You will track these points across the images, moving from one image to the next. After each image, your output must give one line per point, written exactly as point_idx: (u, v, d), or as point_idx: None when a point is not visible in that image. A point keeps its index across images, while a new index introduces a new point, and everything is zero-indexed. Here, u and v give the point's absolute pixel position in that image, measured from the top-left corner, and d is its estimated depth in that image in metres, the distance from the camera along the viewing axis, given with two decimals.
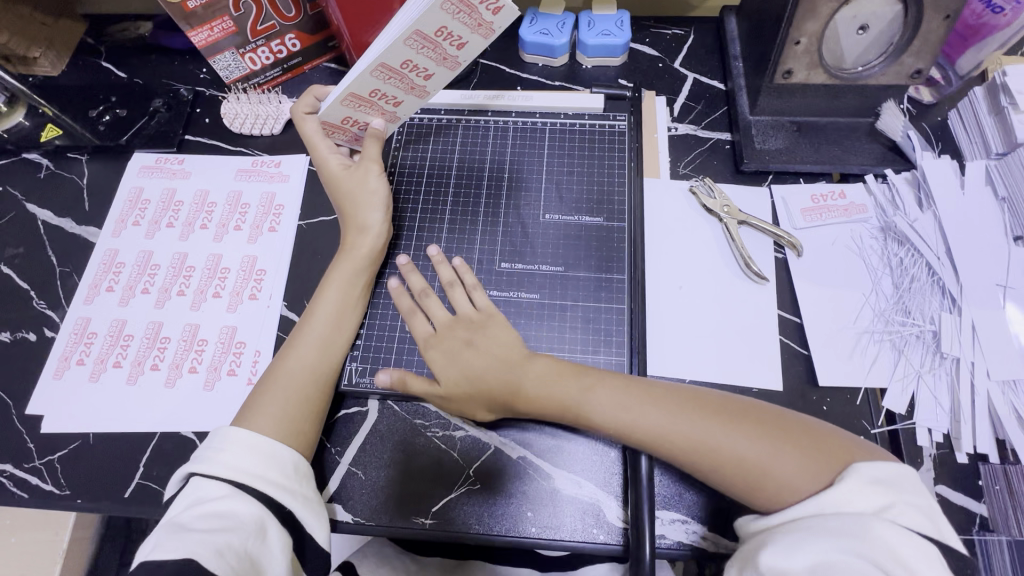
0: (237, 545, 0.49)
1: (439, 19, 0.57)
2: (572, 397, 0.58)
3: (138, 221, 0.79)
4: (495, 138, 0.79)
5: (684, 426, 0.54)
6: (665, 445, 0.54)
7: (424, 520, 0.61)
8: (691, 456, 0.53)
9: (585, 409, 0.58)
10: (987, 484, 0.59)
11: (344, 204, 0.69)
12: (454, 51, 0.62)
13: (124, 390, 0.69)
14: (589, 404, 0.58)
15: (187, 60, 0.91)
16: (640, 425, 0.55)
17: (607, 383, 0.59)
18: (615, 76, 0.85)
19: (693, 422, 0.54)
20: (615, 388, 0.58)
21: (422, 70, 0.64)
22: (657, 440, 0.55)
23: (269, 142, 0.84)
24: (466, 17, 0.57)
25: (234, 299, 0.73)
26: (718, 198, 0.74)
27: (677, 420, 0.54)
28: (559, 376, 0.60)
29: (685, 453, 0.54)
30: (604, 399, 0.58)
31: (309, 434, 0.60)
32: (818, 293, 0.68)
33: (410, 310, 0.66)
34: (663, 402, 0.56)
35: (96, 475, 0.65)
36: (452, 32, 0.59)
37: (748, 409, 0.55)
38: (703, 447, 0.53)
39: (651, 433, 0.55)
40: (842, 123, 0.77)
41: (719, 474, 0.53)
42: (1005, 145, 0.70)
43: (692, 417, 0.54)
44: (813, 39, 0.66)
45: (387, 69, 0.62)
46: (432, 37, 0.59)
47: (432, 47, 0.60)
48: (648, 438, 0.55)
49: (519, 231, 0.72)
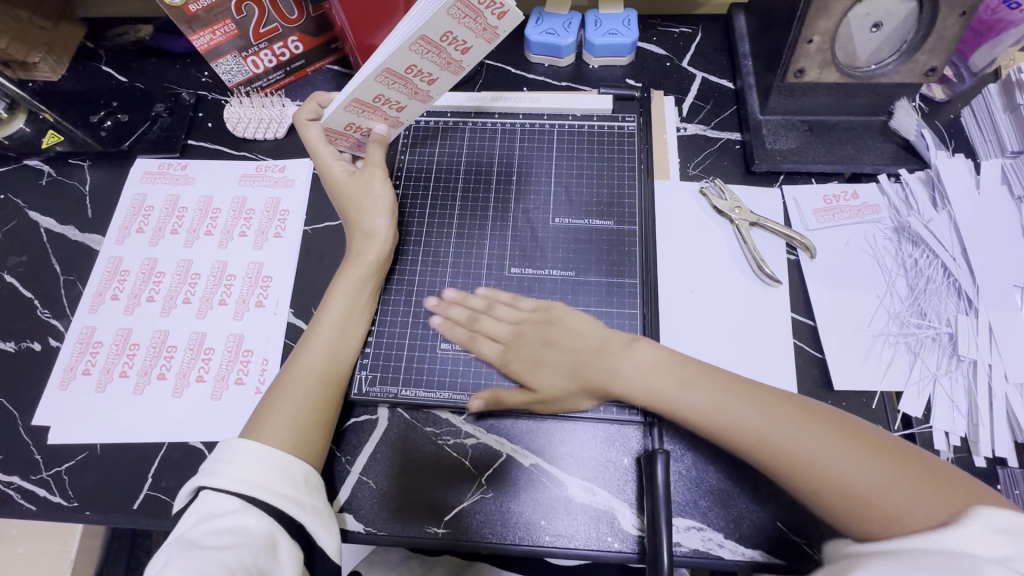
0: (249, 563, 0.48)
1: (445, 24, 0.56)
2: (668, 391, 0.56)
3: (142, 227, 0.78)
4: (503, 140, 0.78)
5: (777, 430, 0.51)
6: (751, 445, 0.52)
7: (437, 530, 0.60)
8: (778, 463, 0.50)
9: (671, 398, 0.56)
10: (1006, 489, 0.58)
11: (350, 210, 0.68)
12: (458, 56, 0.61)
13: (130, 400, 0.68)
14: (677, 393, 0.56)
15: (189, 64, 0.90)
16: (729, 422, 0.53)
17: (708, 380, 0.56)
18: (623, 76, 0.84)
19: (792, 428, 0.51)
20: (716, 384, 0.55)
21: (426, 76, 0.63)
22: (742, 438, 0.52)
23: (273, 147, 0.83)
24: (471, 21, 0.57)
25: (241, 307, 0.73)
26: (729, 199, 0.73)
27: (771, 422, 0.52)
28: (651, 366, 0.58)
29: (772, 458, 0.51)
30: (694, 390, 0.56)
31: (319, 444, 0.60)
32: (832, 295, 0.68)
33: (472, 332, 0.65)
34: (762, 402, 0.53)
35: (105, 487, 0.64)
36: (456, 37, 0.58)
37: (863, 427, 0.51)
38: (796, 453, 0.50)
39: (738, 430, 0.52)
40: (854, 122, 0.76)
41: (817, 489, 0.48)
42: (1021, 143, 0.69)
43: (790, 421, 0.51)
44: (825, 38, 0.65)
45: (392, 74, 0.61)
46: (437, 42, 0.59)
47: (437, 52, 0.60)
48: (732, 434, 0.53)
49: (528, 235, 0.71)
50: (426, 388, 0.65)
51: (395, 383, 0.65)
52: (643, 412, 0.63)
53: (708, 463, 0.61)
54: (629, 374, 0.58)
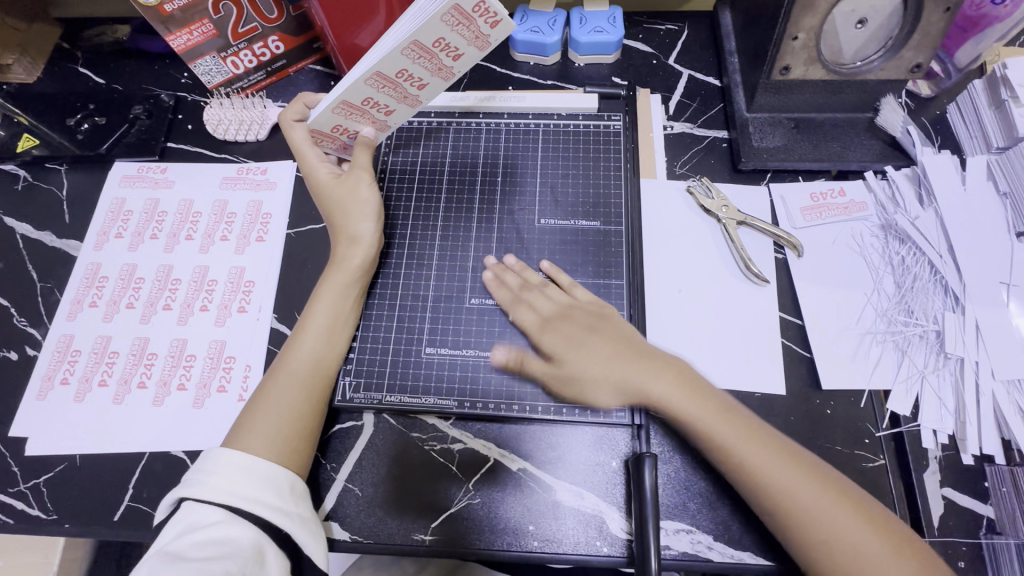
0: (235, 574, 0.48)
1: (437, 31, 0.55)
2: (727, 438, 0.55)
3: (121, 233, 0.77)
4: (488, 140, 0.77)
5: (820, 506, 0.51)
6: (789, 513, 0.51)
7: (424, 537, 0.59)
8: (804, 537, 0.51)
9: (727, 444, 0.55)
10: (993, 486, 0.58)
11: (334, 213, 0.67)
12: (450, 61, 0.60)
13: (110, 410, 0.67)
14: (735, 443, 0.54)
15: (168, 65, 0.88)
16: (775, 483, 0.52)
17: (768, 442, 0.55)
18: (609, 74, 0.83)
19: (837, 511, 0.51)
20: (776, 446, 0.54)
21: (416, 80, 0.62)
22: (779, 502, 0.52)
23: (254, 148, 0.82)
24: (465, 29, 0.56)
25: (223, 312, 0.71)
26: (716, 198, 0.72)
27: (818, 498, 0.51)
28: (717, 416, 0.56)
29: (801, 531, 0.51)
30: (753, 445, 0.54)
31: (303, 454, 0.58)
32: (820, 294, 0.67)
33: (511, 303, 0.66)
34: (813, 475, 0.53)
35: (84, 499, 0.63)
36: (449, 44, 0.57)
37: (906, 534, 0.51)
38: (830, 533, 0.50)
39: (780, 494, 0.52)
40: (841, 119, 0.76)
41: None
42: (1006, 139, 0.69)
43: (835, 502, 0.51)
44: (810, 35, 0.65)
45: (382, 78, 0.60)
46: (429, 48, 0.57)
47: (429, 58, 0.59)
48: (771, 494, 0.52)
49: (514, 237, 0.71)
50: (411, 393, 0.64)
51: (380, 389, 0.64)
52: (631, 414, 0.62)
53: (698, 465, 0.61)
54: (694, 409, 0.56)
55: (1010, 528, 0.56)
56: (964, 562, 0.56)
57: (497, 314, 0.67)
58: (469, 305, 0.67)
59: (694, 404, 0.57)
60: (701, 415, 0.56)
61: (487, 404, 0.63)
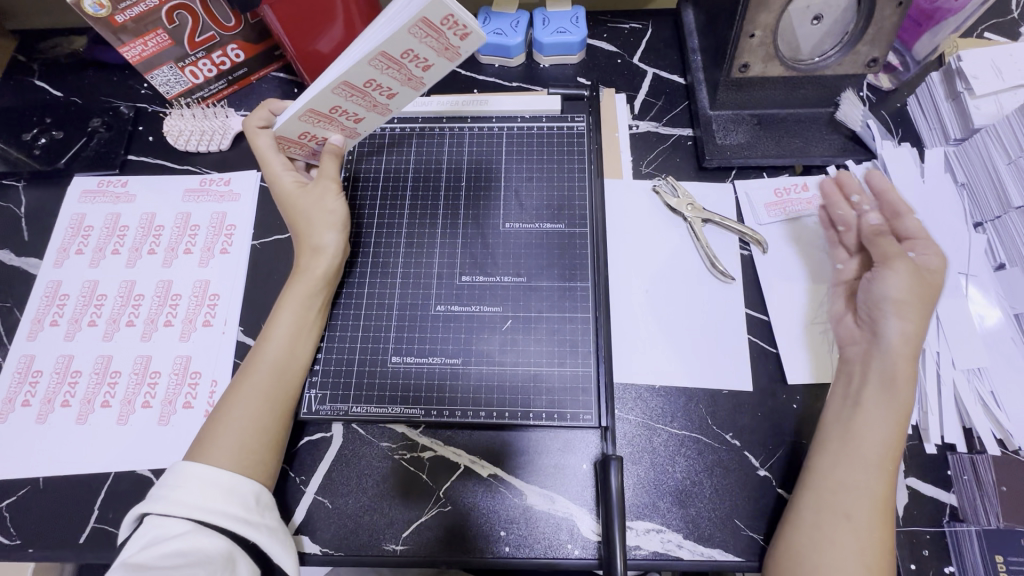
0: None
1: (405, 42, 0.54)
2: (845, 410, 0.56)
3: (82, 249, 0.75)
4: (452, 145, 0.76)
5: (853, 537, 0.50)
6: (827, 521, 0.51)
7: (396, 547, 0.59)
8: (808, 542, 0.51)
9: (856, 450, 0.54)
10: (955, 474, 0.59)
11: (297, 223, 0.66)
12: (420, 72, 0.59)
13: (74, 430, 0.65)
14: (865, 456, 0.53)
15: (127, 76, 0.87)
16: (843, 498, 0.52)
17: (868, 449, 0.53)
18: (573, 75, 0.83)
19: (865, 557, 0.49)
20: (868, 451, 0.53)
21: (386, 90, 0.61)
22: (826, 510, 0.52)
23: (217, 159, 0.81)
24: (434, 41, 0.55)
25: (188, 327, 0.70)
26: (681, 196, 0.72)
27: (860, 533, 0.50)
28: (873, 419, 0.54)
29: (810, 536, 0.51)
30: (868, 470, 0.52)
31: (268, 464, 0.57)
32: (784, 289, 0.68)
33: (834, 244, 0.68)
34: (879, 522, 0.51)
35: (48, 522, 0.62)
36: (418, 55, 0.56)
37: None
38: (833, 554, 0.50)
39: (839, 507, 0.51)
40: (803, 115, 0.76)
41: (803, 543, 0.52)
42: (963, 131, 0.70)
43: (870, 548, 0.49)
44: (767, 32, 0.65)
45: (350, 87, 0.59)
46: (398, 59, 0.56)
47: (398, 69, 0.58)
48: (824, 499, 0.53)
49: (479, 243, 0.70)
50: (378, 404, 0.63)
51: (346, 400, 0.64)
52: (598, 417, 0.62)
53: (667, 464, 0.61)
54: (866, 420, 0.54)
55: (972, 515, 0.57)
56: (928, 550, 0.57)
57: (464, 320, 0.67)
58: (435, 312, 0.67)
59: (871, 417, 0.54)
60: (868, 428, 0.54)
61: (455, 412, 0.63)
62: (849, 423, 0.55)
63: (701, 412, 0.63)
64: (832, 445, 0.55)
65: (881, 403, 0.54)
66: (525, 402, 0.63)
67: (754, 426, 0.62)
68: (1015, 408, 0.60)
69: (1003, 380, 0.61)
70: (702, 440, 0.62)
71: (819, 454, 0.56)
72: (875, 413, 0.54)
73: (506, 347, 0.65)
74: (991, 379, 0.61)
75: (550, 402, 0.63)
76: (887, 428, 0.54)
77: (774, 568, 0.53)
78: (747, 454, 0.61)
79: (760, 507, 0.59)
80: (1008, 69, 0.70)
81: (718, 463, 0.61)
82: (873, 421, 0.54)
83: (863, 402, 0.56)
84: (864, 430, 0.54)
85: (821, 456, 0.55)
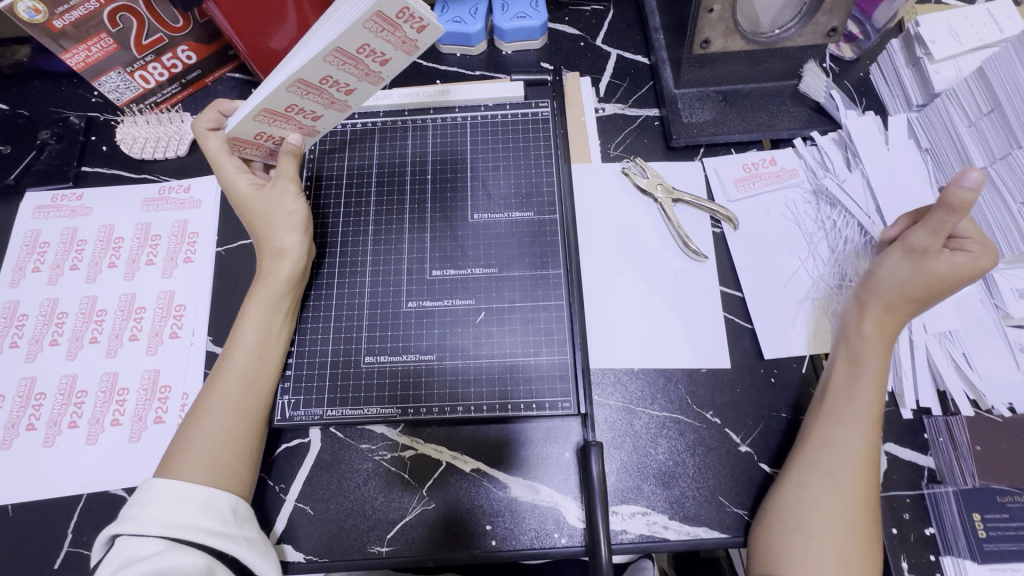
0: None
1: (361, 37, 0.53)
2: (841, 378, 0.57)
3: (38, 266, 0.72)
4: (415, 137, 0.75)
5: (836, 496, 0.52)
6: (813, 482, 0.53)
7: (381, 549, 0.58)
8: (794, 501, 0.53)
9: (842, 411, 0.56)
10: (932, 437, 0.60)
11: (257, 226, 0.64)
12: (378, 67, 0.58)
13: (40, 454, 0.63)
14: (846, 418, 0.55)
15: (76, 84, 0.83)
16: (829, 458, 0.54)
17: (852, 413, 0.55)
18: (536, 60, 0.82)
19: (849, 516, 0.51)
20: (848, 416, 0.55)
21: (343, 86, 0.59)
22: (810, 470, 0.54)
23: (175, 165, 0.78)
24: (390, 35, 0.54)
25: (154, 340, 0.68)
26: (651, 177, 0.72)
27: (845, 494, 0.52)
28: (859, 387, 0.56)
29: (795, 498, 0.53)
30: (854, 432, 0.54)
31: (243, 474, 0.56)
32: (757, 265, 0.68)
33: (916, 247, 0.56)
34: (863, 482, 0.53)
35: (19, 550, 0.60)
36: (375, 50, 0.55)
37: (867, 532, 0.51)
38: (817, 513, 0.52)
39: (823, 467, 0.54)
40: (767, 89, 0.76)
41: (785, 503, 0.53)
42: (925, 97, 0.70)
43: (852, 507, 0.52)
44: (725, 7, 0.64)
45: (305, 85, 0.57)
46: (354, 55, 0.55)
47: (354, 64, 0.56)
48: (812, 460, 0.54)
49: (448, 235, 0.69)
50: (353, 405, 0.62)
51: (321, 404, 0.62)
52: (577, 404, 0.62)
53: (649, 446, 0.61)
54: (845, 383, 0.57)
55: (949, 476, 0.58)
56: (909, 513, 0.57)
57: (436, 316, 0.66)
58: (407, 309, 0.66)
59: (848, 380, 0.57)
60: (850, 389, 0.56)
61: (431, 408, 0.62)
62: (830, 388, 0.58)
63: (681, 392, 0.63)
64: (819, 408, 0.57)
65: (857, 365, 0.57)
66: (503, 394, 0.62)
67: (734, 403, 0.62)
68: (985, 367, 0.61)
69: (974, 342, 0.62)
70: (683, 421, 0.62)
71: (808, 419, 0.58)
72: (862, 375, 0.56)
73: (479, 342, 0.64)
74: (962, 341, 0.62)
75: (528, 392, 0.62)
76: (868, 390, 0.56)
77: (761, 530, 0.54)
78: (728, 430, 0.61)
79: (743, 483, 0.59)
80: (965, 33, 0.70)
81: (699, 442, 0.61)
82: (851, 383, 0.56)
83: (848, 366, 0.58)
84: (849, 391, 0.56)
85: (807, 419, 0.57)
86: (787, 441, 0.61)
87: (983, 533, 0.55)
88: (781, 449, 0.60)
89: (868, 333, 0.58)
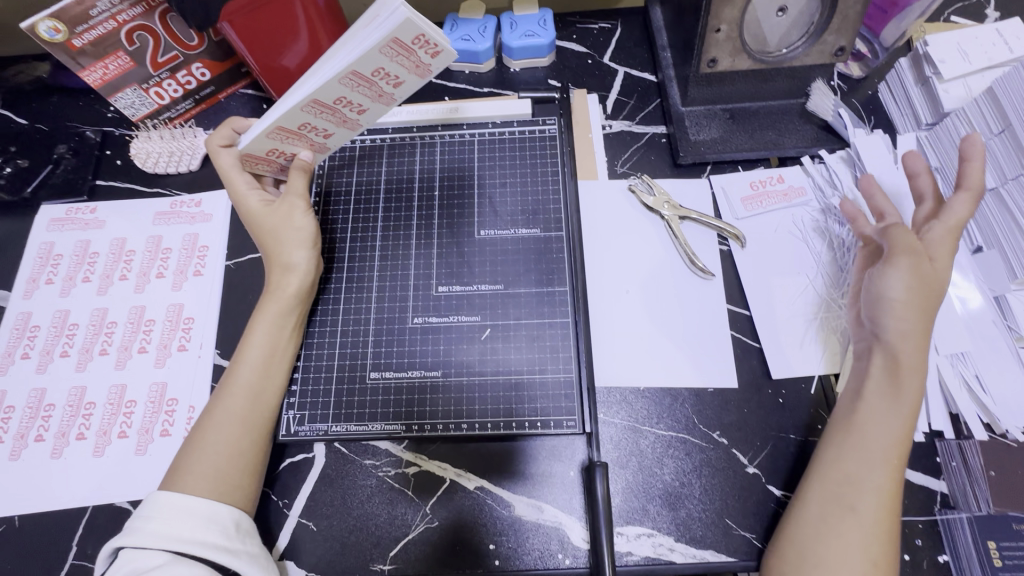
0: None
1: (377, 61, 0.53)
2: (866, 407, 0.55)
3: (52, 278, 0.74)
4: (423, 154, 0.75)
5: (857, 531, 0.50)
6: (833, 516, 0.52)
7: (384, 567, 0.57)
8: (812, 534, 0.52)
9: (864, 443, 0.54)
10: (945, 461, 0.59)
11: (267, 242, 0.64)
12: (391, 89, 0.59)
13: (47, 466, 0.64)
14: (868, 450, 0.53)
15: (93, 100, 0.85)
16: (849, 492, 0.52)
17: (874, 446, 0.53)
18: (545, 77, 0.83)
19: (869, 552, 0.49)
20: (870, 449, 0.53)
21: (356, 106, 0.60)
22: (830, 503, 0.52)
23: (187, 179, 0.79)
24: (404, 59, 0.54)
25: (162, 353, 0.69)
26: (658, 194, 0.72)
27: (865, 530, 0.50)
28: (885, 420, 0.54)
29: (813, 530, 0.52)
30: (876, 464, 0.52)
31: (247, 489, 0.56)
32: (765, 283, 0.67)
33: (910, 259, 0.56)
34: (885, 517, 0.51)
35: (24, 562, 0.60)
36: (389, 73, 0.56)
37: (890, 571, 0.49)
38: (837, 548, 0.50)
39: (844, 500, 0.52)
40: (775, 107, 0.76)
41: (806, 538, 0.52)
42: (933, 115, 0.70)
43: (872, 543, 0.50)
44: (732, 26, 0.65)
45: (320, 105, 0.57)
46: (369, 77, 0.55)
47: (368, 86, 0.57)
48: (831, 493, 0.53)
49: (455, 251, 0.70)
50: (358, 421, 0.62)
51: (325, 419, 0.63)
52: (582, 423, 0.61)
53: (655, 466, 0.60)
54: (875, 414, 0.55)
55: (963, 501, 0.57)
56: (922, 539, 0.56)
57: (441, 331, 0.66)
58: (413, 325, 0.66)
59: (880, 410, 0.54)
60: (873, 420, 0.54)
61: (436, 425, 0.62)
62: (855, 417, 0.55)
63: (687, 411, 0.63)
64: (838, 439, 0.55)
65: (885, 398, 0.55)
66: (509, 411, 0.62)
67: (741, 423, 0.62)
68: (999, 390, 0.59)
69: (987, 364, 0.61)
70: (690, 440, 0.61)
71: (824, 450, 0.56)
72: (884, 407, 0.54)
73: (485, 357, 0.64)
74: (974, 362, 0.61)
75: (534, 410, 0.62)
76: (894, 420, 0.54)
77: (777, 564, 0.52)
78: (735, 451, 0.61)
79: (751, 505, 0.58)
80: (975, 52, 0.70)
81: (706, 463, 0.60)
82: (873, 414, 0.54)
83: (868, 398, 0.56)
84: (871, 423, 0.54)
85: (827, 448, 0.56)
86: (796, 463, 0.60)
87: (999, 561, 0.53)
88: (790, 472, 0.59)
89: (900, 362, 0.55)
